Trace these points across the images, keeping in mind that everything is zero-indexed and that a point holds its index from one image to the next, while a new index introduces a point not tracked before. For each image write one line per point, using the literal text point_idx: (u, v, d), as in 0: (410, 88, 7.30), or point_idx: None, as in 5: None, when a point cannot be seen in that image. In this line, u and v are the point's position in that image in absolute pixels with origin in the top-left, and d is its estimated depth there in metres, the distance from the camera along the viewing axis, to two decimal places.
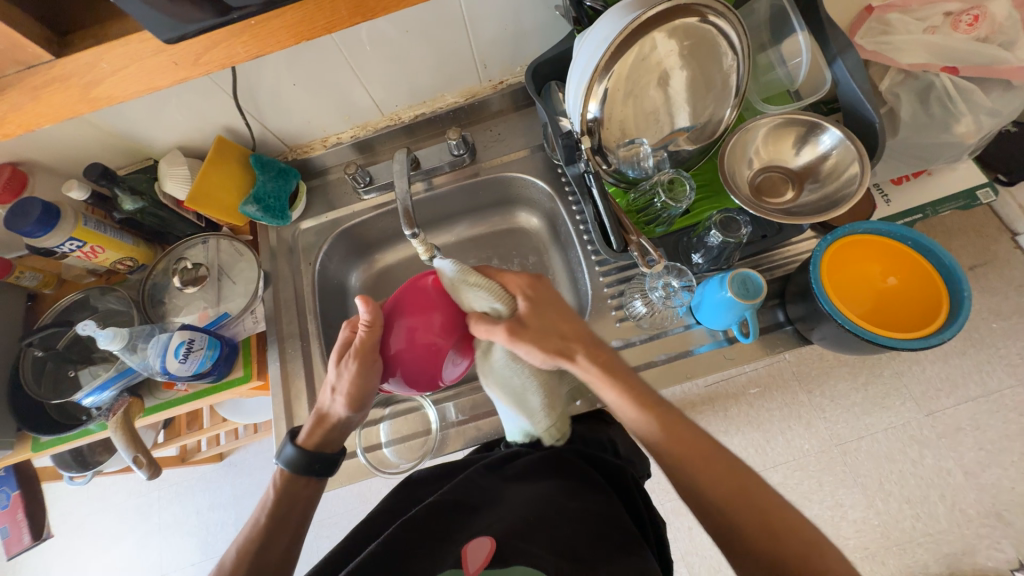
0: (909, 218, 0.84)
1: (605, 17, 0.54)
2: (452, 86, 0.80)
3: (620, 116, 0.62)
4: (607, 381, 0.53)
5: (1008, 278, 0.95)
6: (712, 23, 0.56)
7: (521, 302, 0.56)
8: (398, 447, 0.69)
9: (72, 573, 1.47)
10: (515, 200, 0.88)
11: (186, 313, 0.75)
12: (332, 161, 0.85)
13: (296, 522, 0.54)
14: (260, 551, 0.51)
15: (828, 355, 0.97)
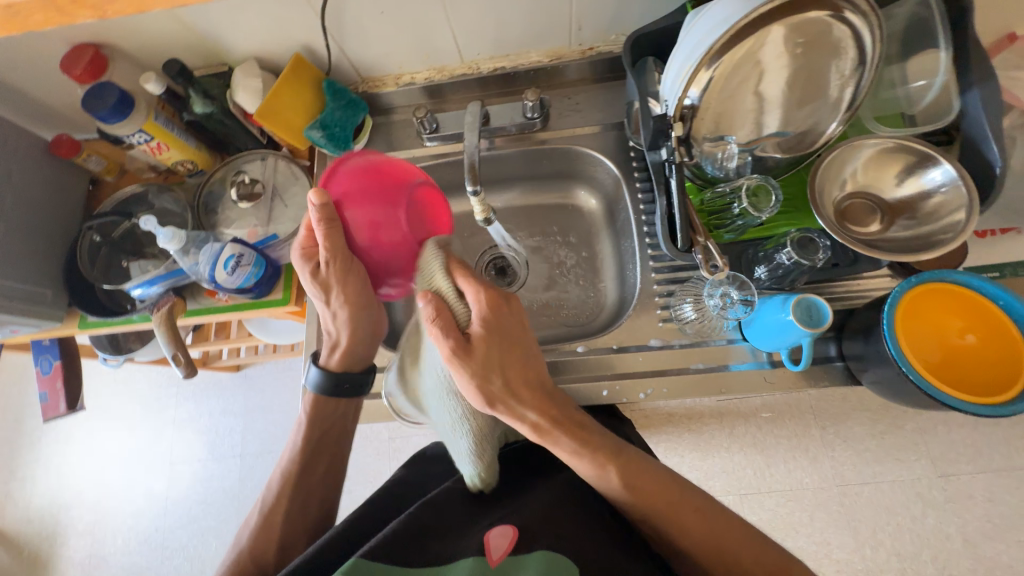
0: None
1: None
2: (539, 44, 0.76)
3: (717, 108, 0.58)
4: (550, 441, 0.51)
5: None
6: (846, 29, 0.51)
7: (474, 329, 0.50)
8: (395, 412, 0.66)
9: (91, 443, 1.61)
10: (578, 176, 0.84)
11: (237, 226, 0.76)
12: (401, 101, 0.82)
13: (320, 462, 0.64)
14: (302, 474, 0.62)
15: (850, 396, 0.92)
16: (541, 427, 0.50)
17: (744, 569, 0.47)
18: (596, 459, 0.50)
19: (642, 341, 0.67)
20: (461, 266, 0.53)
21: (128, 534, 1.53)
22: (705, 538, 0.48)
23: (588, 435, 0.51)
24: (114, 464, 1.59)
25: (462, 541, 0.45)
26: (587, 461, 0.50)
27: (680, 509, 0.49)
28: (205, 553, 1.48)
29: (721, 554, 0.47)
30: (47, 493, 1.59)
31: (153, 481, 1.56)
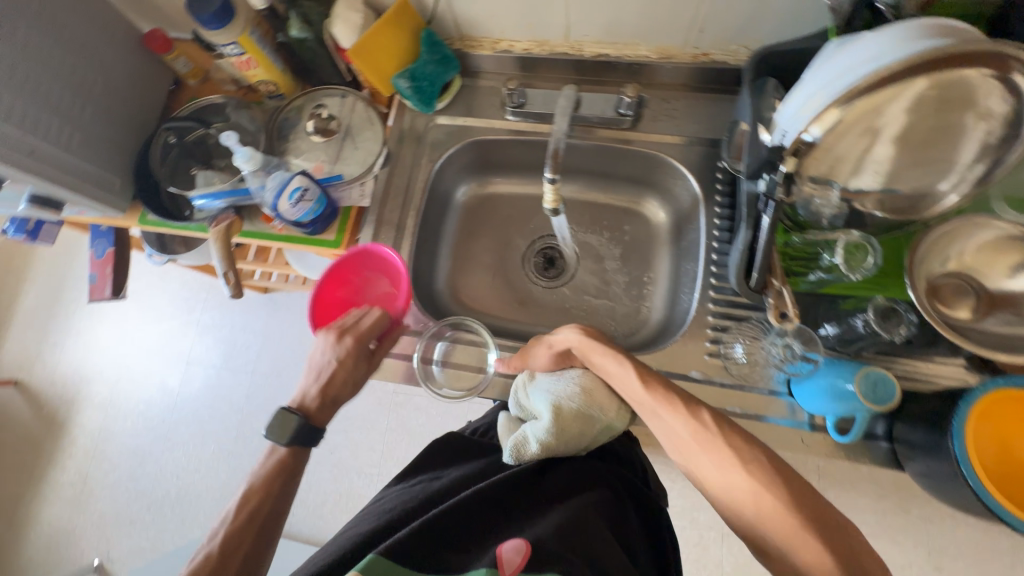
0: None
1: (872, 44, 0.47)
2: (652, 39, 0.71)
3: (843, 150, 0.52)
4: (703, 442, 0.52)
5: None
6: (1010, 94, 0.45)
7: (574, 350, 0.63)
8: (544, 439, 0.60)
9: (120, 326, 1.70)
10: (653, 185, 0.81)
11: (305, 158, 0.76)
12: (493, 67, 0.79)
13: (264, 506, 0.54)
14: (261, 511, 0.53)
15: (863, 467, 0.90)
16: (674, 410, 0.54)
17: (679, 425, 0.54)
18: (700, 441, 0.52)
19: (683, 372, 0.64)
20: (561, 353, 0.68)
21: (136, 418, 1.62)
22: (644, 399, 0.57)
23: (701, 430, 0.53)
24: (138, 352, 1.67)
25: (477, 556, 0.47)
26: (724, 455, 0.51)
27: (617, 375, 0.59)
28: (203, 454, 1.56)
29: (659, 409, 0.55)
30: (73, 363, 1.70)
31: (169, 377, 1.64)
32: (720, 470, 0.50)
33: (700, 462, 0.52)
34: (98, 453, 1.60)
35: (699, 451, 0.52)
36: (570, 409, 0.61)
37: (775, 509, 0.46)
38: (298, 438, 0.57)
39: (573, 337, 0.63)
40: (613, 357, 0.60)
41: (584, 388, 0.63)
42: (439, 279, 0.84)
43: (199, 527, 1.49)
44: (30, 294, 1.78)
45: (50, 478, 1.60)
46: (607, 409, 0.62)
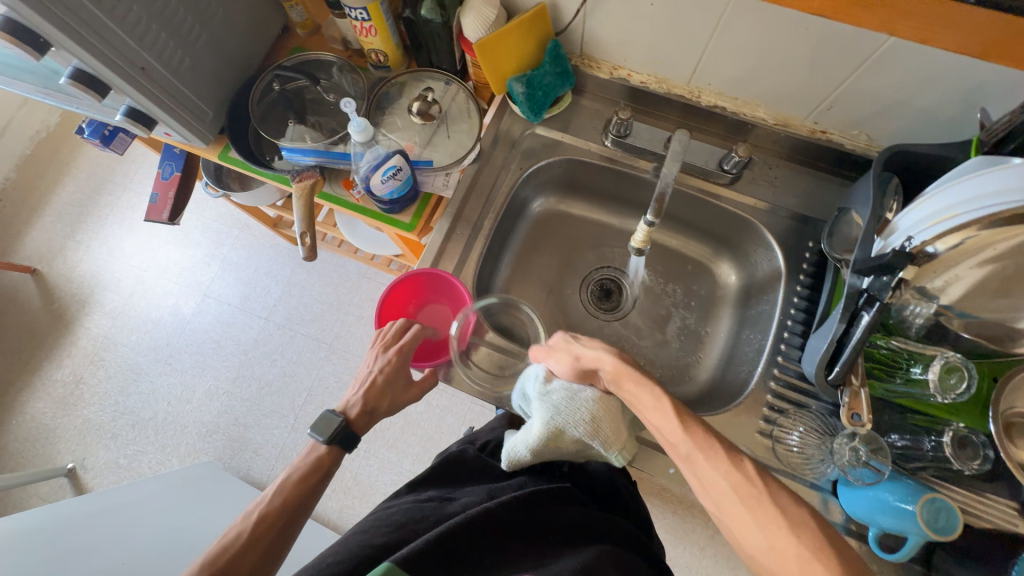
0: None
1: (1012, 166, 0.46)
2: (773, 104, 0.70)
3: (966, 270, 0.50)
4: (742, 498, 0.47)
5: None
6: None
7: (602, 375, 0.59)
8: (529, 447, 0.63)
9: (149, 242, 1.70)
10: (732, 246, 0.79)
11: (398, 135, 0.76)
12: (604, 91, 0.78)
13: (295, 502, 0.59)
14: (295, 504, 0.59)
15: None
16: (711, 456, 0.50)
17: (718, 477, 0.49)
18: (742, 499, 0.47)
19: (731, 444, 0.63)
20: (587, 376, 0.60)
21: (141, 336, 1.61)
22: (681, 441, 0.51)
23: (740, 484, 0.47)
24: (159, 272, 1.67)
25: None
26: (764, 514, 0.45)
27: (652, 406, 0.54)
28: (199, 387, 1.55)
29: (696, 454, 0.50)
30: (93, 266, 1.69)
31: (184, 303, 1.64)
32: (754, 524, 0.45)
33: (735, 520, 0.47)
34: (97, 361, 1.60)
35: (736, 506, 0.47)
36: (572, 436, 0.60)
37: (817, 570, 0.41)
38: (340, 440, 0.64)
39: (605, 359, 0.58)
40: (647, 386, 0.55)
41: (593, 417, 0.59)
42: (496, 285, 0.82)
43: (177, 459, 1.48)
44: (68, 188, 1.78)
45: (42, 372, 1.59)
46: (610, 444, 0.60)
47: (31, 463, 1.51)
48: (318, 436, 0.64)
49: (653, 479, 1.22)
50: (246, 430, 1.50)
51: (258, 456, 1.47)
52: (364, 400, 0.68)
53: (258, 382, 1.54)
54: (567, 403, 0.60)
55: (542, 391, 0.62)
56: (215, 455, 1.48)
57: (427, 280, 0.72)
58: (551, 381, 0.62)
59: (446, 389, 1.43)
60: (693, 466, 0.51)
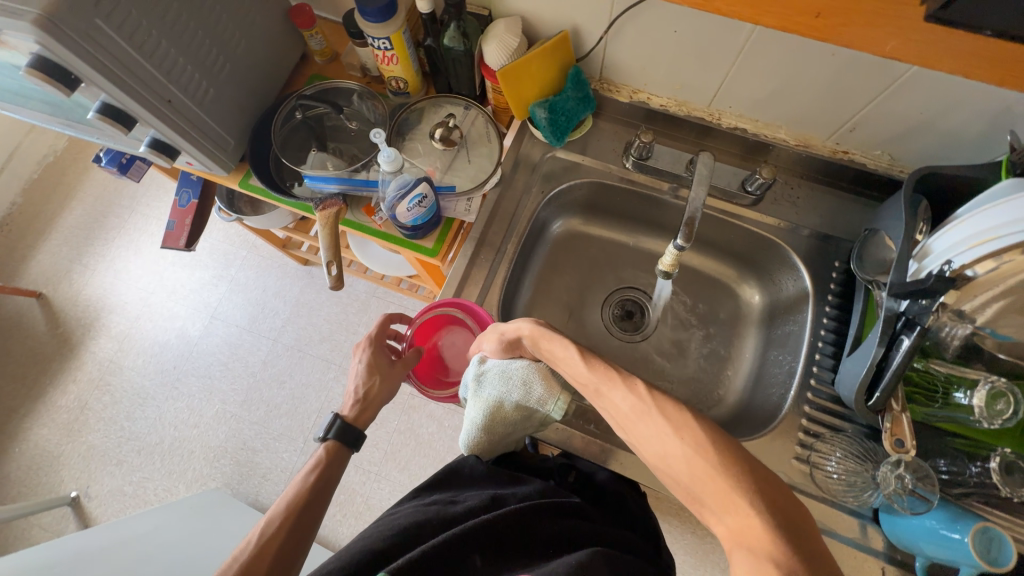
0: None
1: None
2: (794, 125, 0.70)
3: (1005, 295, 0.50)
4: (639, 419, 0.43)
5: None
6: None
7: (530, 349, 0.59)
8: (479, 428, 0.65)
9: (155, 263, 1.69)
10: (752, 263, 0.79)
11: (421, 161, 0.76)
12: (623, 114, 0.79)
13: (304, 505, 0.57)
14: (309, 506, 0.57)
15: None
16: (604, 380, 0.46)
17: (616, 399, 0.45)
18: (636, 418, 0.43)
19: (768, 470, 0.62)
20: (514, 346, 0.60)
21: (147, 358, 1.59)
22: (584, 375, 0.48)
23: (635, 405, 0.43)
24: (166, 294, 1.66)
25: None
26: (657, 430, 0.41)
27: (561, 354, 0.51)
28: (206, 410, 1.53)
29: (600, 385, 0.47)
30: (98, 289, 1.68)
31: (191, 325, 1.62)
32: (655, 440, 0.41)
33: (640, 440, 0.43)
34: (102, 385, 1.57)
35: (638, 426, 0.43)
36: (511, 406, 0.60)
37: (708, 472, 0.38)
38: (339, 435, 0.64)
39: (523, 327, 0.56)
40: (559, 337, 0.52)
41: (523, 383, 0.59)
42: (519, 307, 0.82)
43: (183, 484, 1.45)
44: (74, 212, 1.78)
45: (46, 398, 1.57)
46: (545, 402, 0.59)
47: (33, 492, 1.47)
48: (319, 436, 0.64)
49: (672, 499, 1.20)
50: (254, 454, 1.48)
51: (267, 481, 1.44)
52: (356, 394, 0.67)
53: (266, 404, 1.52)
54: (498, 377, 0.61)
55: (478, 372, 0.63)
56: (223, 481, 1.44)
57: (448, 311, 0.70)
58: (485, 362, 0.63)
59: (459, 409, 1.41)
60: (599, 396, 0.47)
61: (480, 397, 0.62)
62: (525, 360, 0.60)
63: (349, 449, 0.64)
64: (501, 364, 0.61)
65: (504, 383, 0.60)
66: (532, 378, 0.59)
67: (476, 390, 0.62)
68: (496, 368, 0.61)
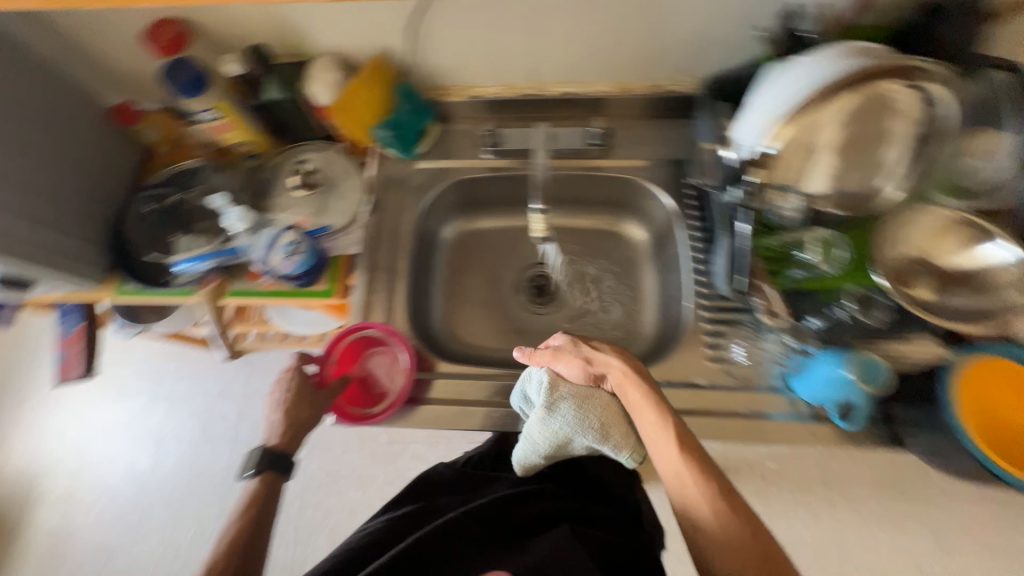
0: None
1: (808, 58, 0.54)
2: (610, 75, 0.77)
3: (799, 160, 0.58)
4: (710, 525, 0.49)
5: None
6: (929, 96, 0.54)
7: (608, 377, 0.61)
8: (537, 454, 0.63)
9: (80, 410, 1.57)
10: (626, 206, 0.85)
11: (290, 212, 0.77)
12: (466, 112, 0.83)
13: (245, 542, 0.54)
14: (250, 544, 0.54)
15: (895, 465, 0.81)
16: (691, 475, 0.51)
17: (671, 451, 0.53)
18: (714, 527, 0.49)
19: (687, 379, 0.67)
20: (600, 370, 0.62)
21: (100, 511, 1.46)
22: (672, 455, 0.53)
23: (721, 513, 0.49)
24: (101, 437, 1.54)
25: None
26: (728, 544, 0.48)
27: (655, 421, 0.55)
28: (180, 540, 1.41)
29: (686, 469, 0.52)
30: (23, 459, 1.53)
31: (138, 460, 1.51)
32: (720, 546, 0.48)
33: (705, 536, 0.49)
34: (57, 559, 1.42)
35: (711, 540, 0.49)
36: (582, 442, 0.60)
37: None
38: (271, 465, 0.60)
39: (615, 362, 0.60)
40: (643, 386, 0.58)
41: (602, 423, 0.60)
42: (435, 318, 0.83)
43: None
44: None
45: None
46: (620, 447, 0.60)
47: None
48: (246, 472, 0.60)
49: None
50: None
51: None
52: (284, 420, 0.62)
53: None
54: (575, 412, 0.60)
55: (549, 400, 0.60)
56: None
57: (361, 340, 0.70)
58: (558, 388, 0.61)
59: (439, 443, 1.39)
60: (676, 480, 0.52)
61: (546, 429, 0.60)
62: (599, 384, 0.62)
63: (280, 477, 0.60)
64: (579, 391, 0.61)
65: (581, 415, 0.60)
66: (611, 406, 0.61)
67: (545, 415, 0.60)
68: (573, 395, 0.61)
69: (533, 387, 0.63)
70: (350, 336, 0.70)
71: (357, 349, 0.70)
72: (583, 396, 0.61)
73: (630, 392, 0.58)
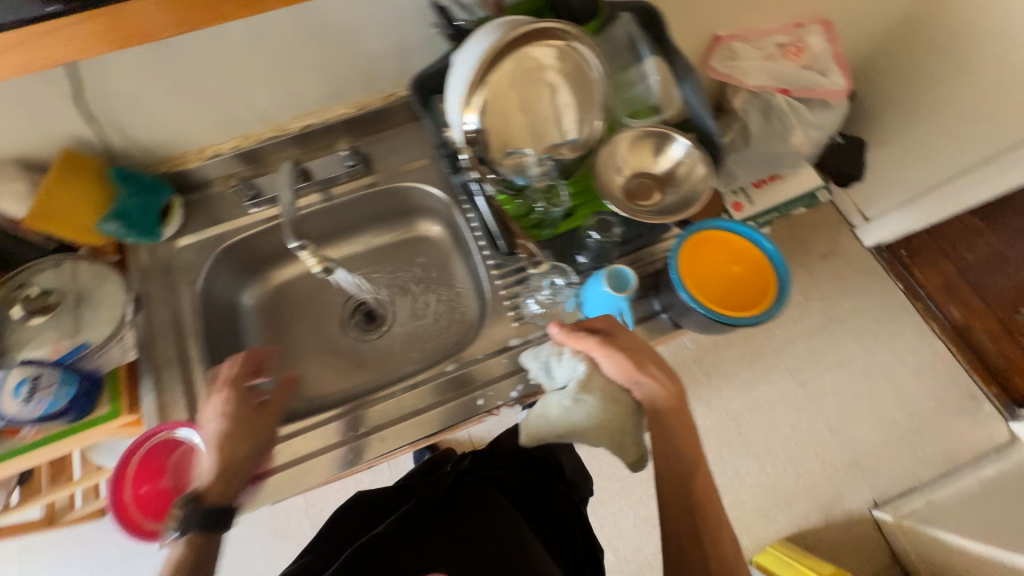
0: (768, 213, 1.31)
1: (472, 39, 0.61)
2: (340, 98, 0.79)
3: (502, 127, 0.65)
4: (692, 489, 0.63)
5: (851, 265, 1.45)
6: (582, 56, 0.64)
7: (652, 370, 0.60)
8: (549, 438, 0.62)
9: None
10: (413, 210, 0.88)
11: (35, 346, 0.66)
12: (214, 174, 0.79)
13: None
14: None
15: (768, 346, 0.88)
16: (686, 445, 0.64)
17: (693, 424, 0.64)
18: (693, 486, 0.64)
19: (504, 343, 0.72)
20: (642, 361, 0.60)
21: None
22: (689, 428, 0.64)
23: (702, 479, 0.64)
24: None
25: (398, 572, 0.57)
26: (698, 502, 0.63)
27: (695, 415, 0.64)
28: None
29: (684, 440, 0.64)
30: None
31: None
32: (686, 501, 0.63)
33: (676, 494, 0.64)
34: None
35: (693, 500, 0.63)
36: (591, 440, 0.59)
37: (715, 518, 0.62)
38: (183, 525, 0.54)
39: (658, 368, 0.60)
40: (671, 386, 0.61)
41: (621, 424, 0.59)
42: None
43: None
44: None
45: None
46: (634, 447, 0.61)
47: None
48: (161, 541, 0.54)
49: None
50: None
51: None
52: (219, 465, 0.57)
53: None
54: (596, 412, 0.58)
55: (574, 390, 0.59)
56: None
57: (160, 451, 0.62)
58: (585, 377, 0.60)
59: None
60: (671, 454, 0.64)
61: (556, 424, 0.60)
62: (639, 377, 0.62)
63: (216, 533, 0.55)
64: (612, 385, 0.60)
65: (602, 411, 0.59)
66: (623, 400, 0.60)
67: (563, 405, 0.59)
68: (580, 395, 0.59)
69: (564, 370, 0.61)
70: (148, 443, 0.62)
71: (155, 461, 0.61)
72: (611, 389, 0.60)
73: (651, 377, 0.60)
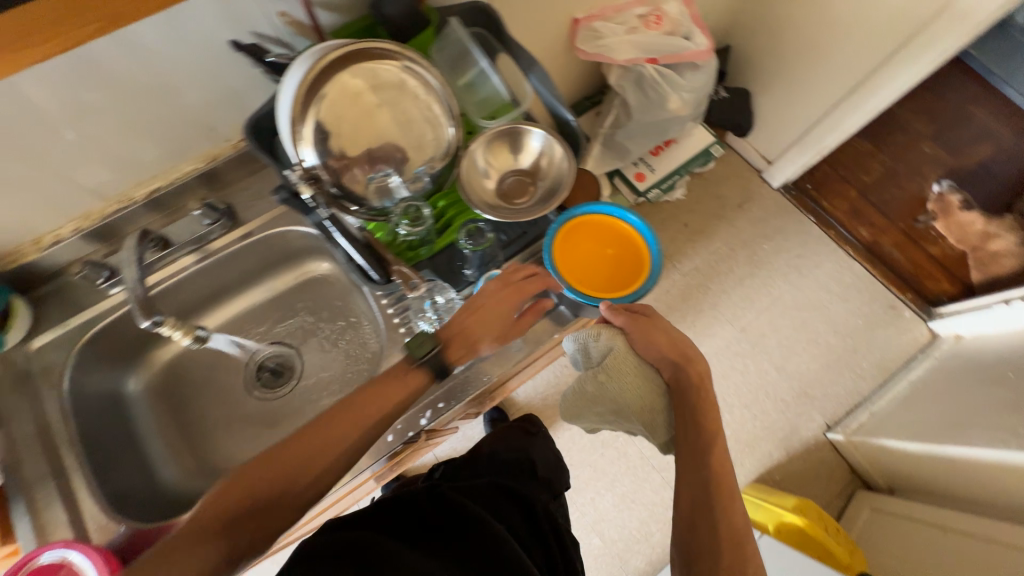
0: (671, 177, 1.37)
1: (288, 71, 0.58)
2: (184, 155, 0.74)
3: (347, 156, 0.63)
4: (709, 466, 0.64)
5: (763, 207, 1.51)
6: (417, 71, 0.62)
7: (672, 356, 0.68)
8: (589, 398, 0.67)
9: None
10: (297, 253, 0.85)
11: None
12: (61, 262, 0.73)
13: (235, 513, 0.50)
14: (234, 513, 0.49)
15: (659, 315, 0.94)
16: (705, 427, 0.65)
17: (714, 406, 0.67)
18: (714, 459, 0.64)
19: None
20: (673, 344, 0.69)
21: None
22: (710, 411, 0.67)
23: (722, 460, 0.64)
24: None
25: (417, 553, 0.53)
26: (717, 478, 0.63)
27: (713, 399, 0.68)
28: None
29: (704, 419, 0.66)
30: None
31: None
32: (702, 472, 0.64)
33: (693, 465, 0.64)
34: None
35: (712, 476, 0.63)
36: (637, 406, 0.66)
37: (727, 493, 0.62)
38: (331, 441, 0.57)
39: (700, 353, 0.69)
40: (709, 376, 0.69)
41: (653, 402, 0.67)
42: (164, 475, 0.73)
43: None
44: None
45: None
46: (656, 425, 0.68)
47: None
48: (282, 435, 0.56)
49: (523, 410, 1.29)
50: None
51: None
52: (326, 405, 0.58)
53: None
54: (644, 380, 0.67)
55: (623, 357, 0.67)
56: None
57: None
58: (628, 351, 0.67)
59: None
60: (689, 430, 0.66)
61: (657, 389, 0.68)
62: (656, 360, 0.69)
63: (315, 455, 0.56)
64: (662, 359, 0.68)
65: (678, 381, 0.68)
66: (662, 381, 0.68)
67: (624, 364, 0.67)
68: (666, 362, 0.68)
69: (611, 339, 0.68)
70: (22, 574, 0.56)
71: None
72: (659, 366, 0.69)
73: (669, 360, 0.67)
